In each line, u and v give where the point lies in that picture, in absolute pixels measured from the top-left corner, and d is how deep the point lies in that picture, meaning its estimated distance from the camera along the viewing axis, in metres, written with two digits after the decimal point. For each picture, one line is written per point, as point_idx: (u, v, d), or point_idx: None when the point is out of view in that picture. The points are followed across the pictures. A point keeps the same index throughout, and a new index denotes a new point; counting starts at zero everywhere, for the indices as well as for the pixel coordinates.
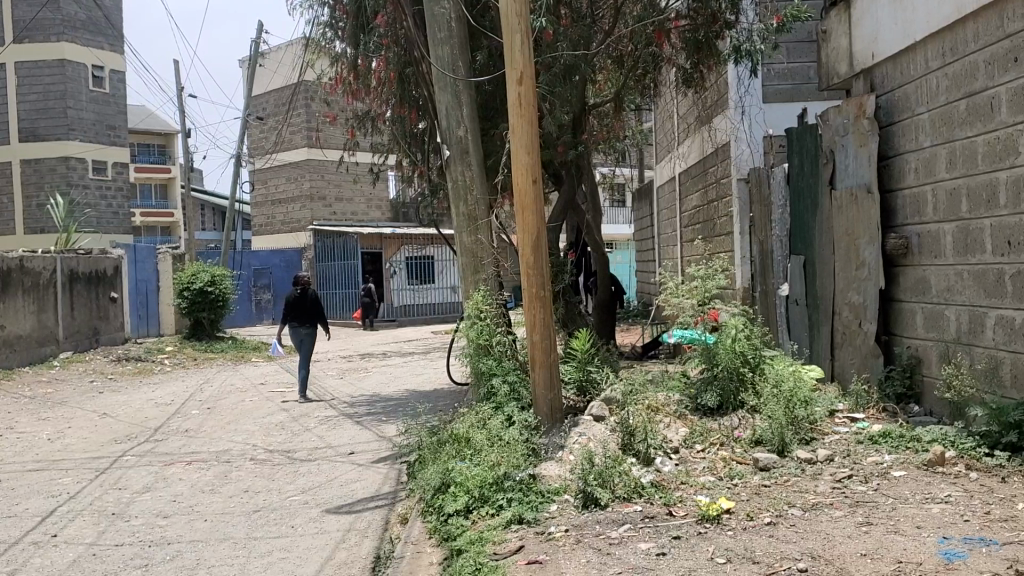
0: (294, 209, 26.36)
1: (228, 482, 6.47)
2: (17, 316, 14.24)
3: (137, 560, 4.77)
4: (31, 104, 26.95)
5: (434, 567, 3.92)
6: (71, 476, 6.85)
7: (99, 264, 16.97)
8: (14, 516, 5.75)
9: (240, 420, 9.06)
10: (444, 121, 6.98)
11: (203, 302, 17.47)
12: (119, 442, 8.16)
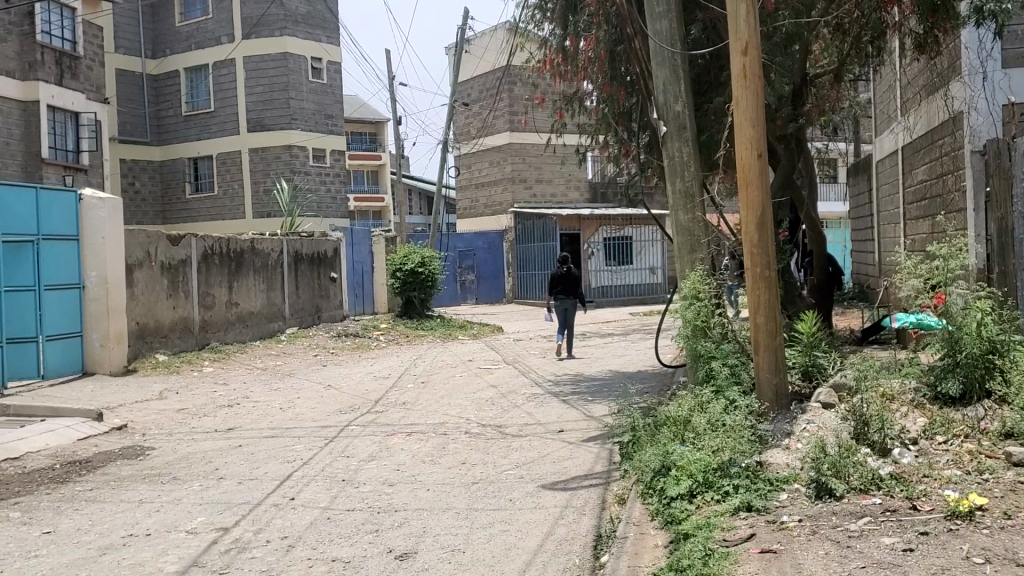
0: (496, 191, 26.98)
1: (446, 453, 6.69)
2: (249, 294, 15.39)
3: (369, 525, 5.01)
4: (259, 96, 29.11)
5: (660, 550, 3.86)
6: (302, 443, 7.31)
7: (320, 246, 18.02)
8: (256, 478, 6.21)
9: (453, 394, 9.36)
10: (661, 97, 6.87)
11: (414, 281, 18.19)
12: (344, 412, 8.62)
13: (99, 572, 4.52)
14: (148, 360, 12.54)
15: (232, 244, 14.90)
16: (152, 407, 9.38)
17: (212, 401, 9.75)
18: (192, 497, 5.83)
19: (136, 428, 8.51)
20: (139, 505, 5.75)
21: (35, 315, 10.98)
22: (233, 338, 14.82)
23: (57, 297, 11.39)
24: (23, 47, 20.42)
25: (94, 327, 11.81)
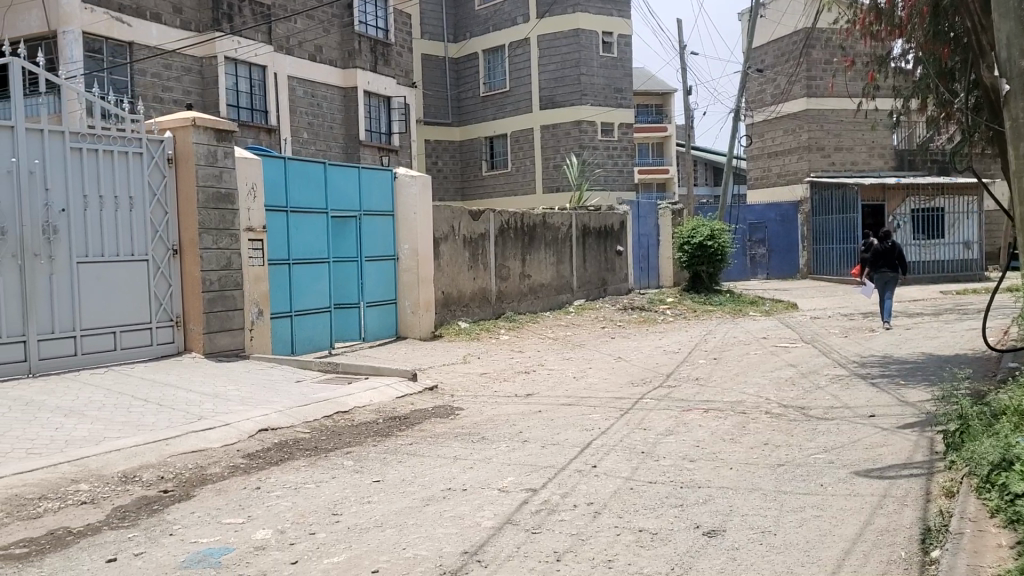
0: (790, 161, 25.96)
1: (746, 433, 6.53)
2: (541, 266, 15.95)
3: (673, 499, 5.01)
4: (552, 73, 29.94)
5: (1004, 551, 3.53)
6: (600, 413, 7.45)
7: (607, 219, 18.26)
8: (558, 444, 6.41)
9: (749, 372, 9.13)
10: (1003, 53, 6.20)
11: (702, 255, 17.97)
12: (637, 384, 8.70)
13: (422, 521, 4.89)
14: (452, 327, 13.35)
15: (526, 218, 15.49)
16: (458, 371, 10.00)
17: (511, 367, 10.21)
18: (501, 458, 6.13)
19: (445, 390, 9.10)
20: (454, 462, 6.14)
21: (358, 283, 12.08)
22: (525, 309, 15.43)
23: (376, 267, 12.45)
24: (344, 37, 22.33)
25: (405, 295, 12.78)
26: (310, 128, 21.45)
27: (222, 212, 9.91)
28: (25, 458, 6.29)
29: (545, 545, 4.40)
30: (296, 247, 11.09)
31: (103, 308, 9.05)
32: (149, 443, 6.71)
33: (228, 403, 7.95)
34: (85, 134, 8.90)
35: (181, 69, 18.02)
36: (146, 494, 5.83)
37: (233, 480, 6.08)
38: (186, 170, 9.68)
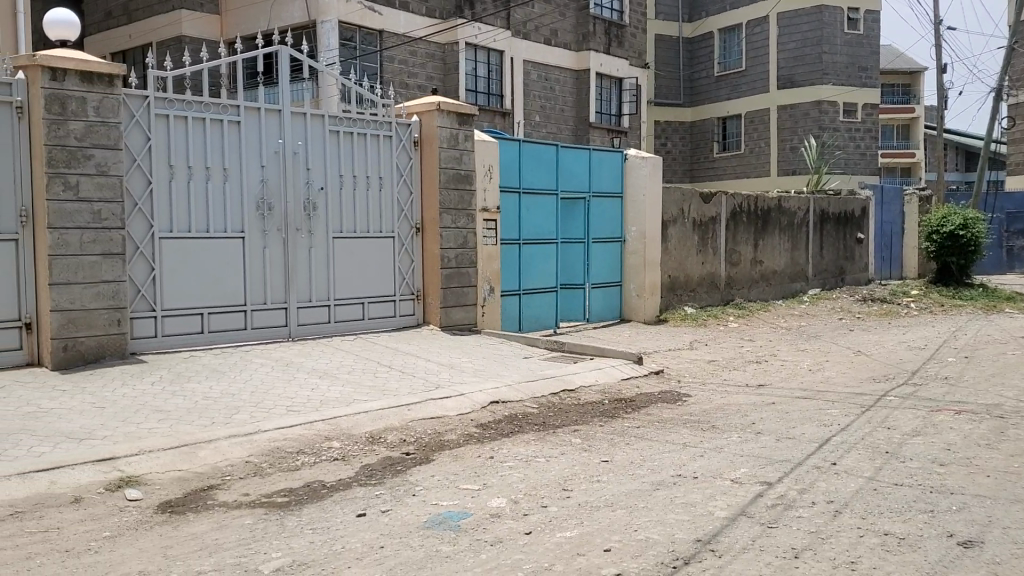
0: None
1: (1005, 439, 6.03)
2: (774, 253, 15.46)
3: (922, 504, 4.71)
4: (791, 52, 28.83)
5: None
6: (838, 408, 7.13)
7: (848, 205, 17.39)
8: (793, 438, 6.21)
9: (1007, 373, 8.41)
10: None
11: (952, 245, 16.78)
12: (879, 380, 8.25)
13: (653, 505, 4.88)
14: (678, 312, 13.22)
15: (760, 202, 15.02)
16: (685, 356, 9.90)
17: (740, 356, 9.97)
18: (733, 447, 6.01)
19: (672, 375, 9.04)
20: (684, 448, 6.08)
21: (585, 265, 12.22)
22: (755, 296, 15.04)
23: (604, 249, 12.54)
24: (580, 20, 22.59)
25: (632, 278, 12.78)
26: (542, 111, 21.86)
27: (461, 193, 10.33)
28: (284, 415, 6.85)
29: (782, 540, 4.27)
30: (527, 228, 11.34)
31: (353, 281, 9.75)
32: (392, 408, 7.12)
33: (463, 374, 8.30)
34: (342, 118, 9.58)
35: (425, 55, 18.84)
36: (389, 455, 6.19)
37: (469, 448, 6.34)
38: (430, 152, 10.18)
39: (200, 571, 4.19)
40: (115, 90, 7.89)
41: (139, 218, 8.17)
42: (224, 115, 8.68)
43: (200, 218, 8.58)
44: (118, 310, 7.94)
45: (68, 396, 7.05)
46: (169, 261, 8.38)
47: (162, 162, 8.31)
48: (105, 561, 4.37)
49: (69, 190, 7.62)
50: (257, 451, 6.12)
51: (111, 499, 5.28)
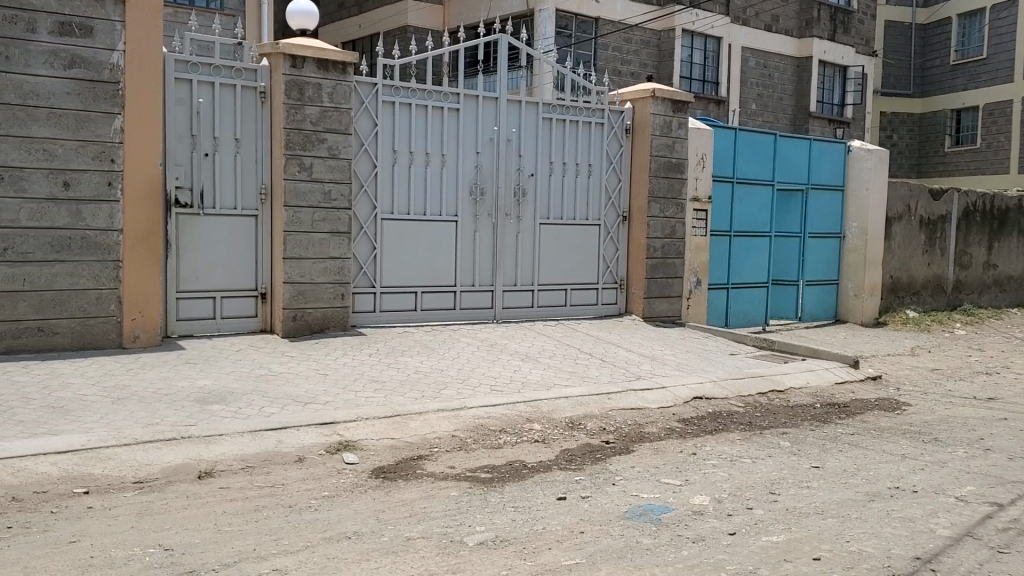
0: None
1: None
2: (1011, 257, 14.29)
3: None
4: None
5: None
6: None
7: None
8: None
9: None
10: None
11: None
12: None
13: (868, 517, 4.63)
14: (899, 315, 12.47)
15: (997, 201, 13.89)
16: (904, 363, 9.32)
17: (968, 366, 9.27)
18: (959, 464, 5.60)
19: (890, 381, 8.54)
20: (903, 460, 5.72)
21: (798, 261, 11.76)
22: (987, 302, 13.97)
23: (820, 245, 12.01)
24: (804, 6, 21.73)
25: (849, 276, 12.18)
26: (759, 100, 21.18)
27: (671, 181, 10.18)
28: (489, 394, 7.03)
29: (1014, 568, 3.94)
30: (739, 220, 11.04)
31: (559, 267, 9.87)
32: (594, 395, 7.15)
33: (665, 366, 8.22)
34: (556, 105, 9.67)
35: (641, 43, 18.71)
36: (590, 442, 6.22)
37: (671, 442, 6.27)
38: (642, 140, 10.09)
39: (409, 537, 4.37)
40: (347, 77, 8.34)
41: (364, 199, 8.62)
42: (445, 102, 8.98)
43: (419, 201, 8.95)
44: (341, 284, 8.42)
45: (295, 362, 7.56)
46: (388, 241, 8.80)
47: (386, 146, 8.72)
48: (324, 519, 4.65)
49: (303, 171, 8.13)
50: (464, 427, 6.31)
51: (330, 461, 5.61)
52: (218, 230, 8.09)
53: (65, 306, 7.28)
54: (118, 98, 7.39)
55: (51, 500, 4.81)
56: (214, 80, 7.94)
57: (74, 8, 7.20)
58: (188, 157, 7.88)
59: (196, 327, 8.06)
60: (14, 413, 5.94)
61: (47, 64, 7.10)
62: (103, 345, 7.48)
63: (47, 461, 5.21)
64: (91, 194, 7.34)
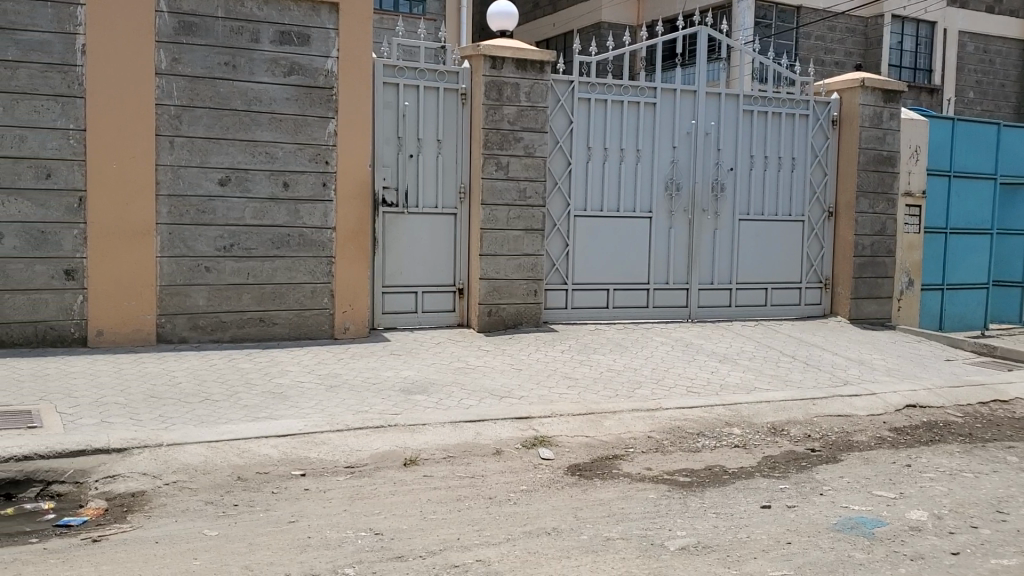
0: None
1: None
2: None
3: None
4: None
5: None
6: None
7: None
8: None
9: None
10: None
11: None
12: None
13: None
14: None
15: None
16: None
17: None
18: None
19: None
20: None
21: None
22: None
23: None
24: None
25: None
26: (977, 87, 19.72)
27: (882, 175, 9.64)
28: (686, 395, 6.90)
29: None
30: (957, 216, 10.30)
31: (759, 265, 9.57)
32: (796, 400, 6.87)
33: (875, 372, 7.78)
34: (757, 97, 9.37)
35: (846, 30, 17.85)
36: (794, 449, 5.98)
37: (882, 452, 5.92)
38: (850, 133, 9.61)
39: (609, 537, 4.35)
40: (545, 76, 8.41)
41: (557, 196, 8.69)
42: (641, 97, 8.90)
43: (613, 198, 8.93)
44: (536, 281, 8.54)
45: (491, 356, 7.72)
46: (582, 238, 8.84)
47: (581, 143, 8.75)
48: (524, 513, 4.70)
49: (501, 170, 8.30)
50: (660, 428, 6.22)
51: (527, 456, 5.67)
52: (420, 227, 8.38)
53: (283, 299, 7.78)
54: (331, 103, 7.79)
55: (271, 481, 5.13)
56: (418, 83, 8.23)
57: (293, 17, 7.64)
58: (394, 158, 8.21)
59: (399, 321, 8.40)
60: (239, 397, 6.38)
61: (268, 71, 7.58)
62: (315, 336, 7.94)
63: (268, 443, 5.57)
64: (307, 193, 7.79)
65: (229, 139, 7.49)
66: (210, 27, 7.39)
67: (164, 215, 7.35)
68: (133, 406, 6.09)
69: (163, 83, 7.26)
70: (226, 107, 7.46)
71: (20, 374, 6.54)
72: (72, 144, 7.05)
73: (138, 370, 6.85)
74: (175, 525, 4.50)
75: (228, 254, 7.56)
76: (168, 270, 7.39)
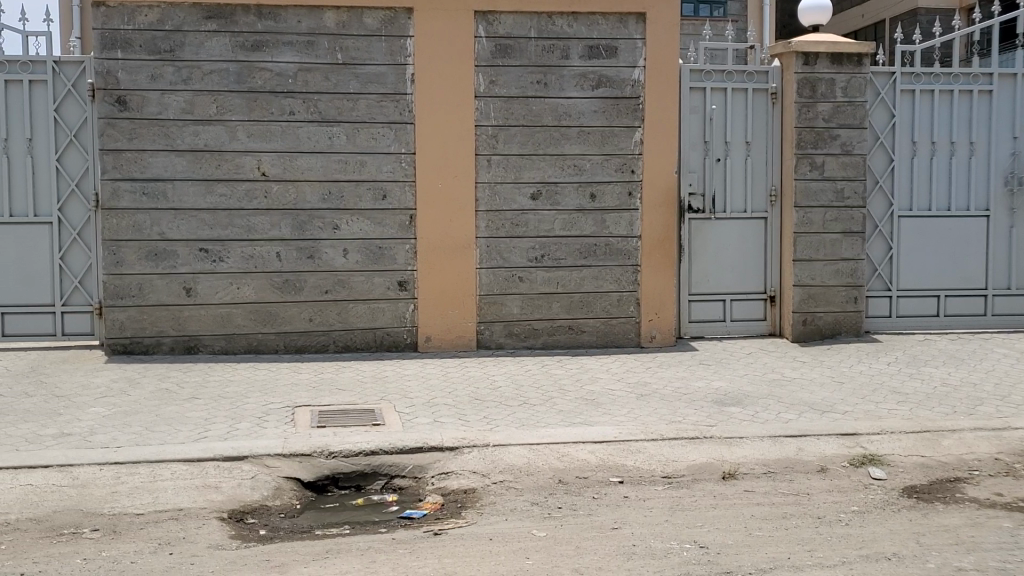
0: None
1: None
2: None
3: None
4: None
5: None
6: None
7: None
8: None
9: None
10: None
11: None
12: None
13: None
14: None
15: None
16: None
17: None
18: None
19: None
20: None
21: None
22: None
23: None
24: None
25: None
26: None
27: None
28: None
29: None
30: None
31: None
32: None
33: None
34: None
35: None
36: None
37: None
38: None
39: (960, 568, 3.97)
40: (863, 69, 7.92)
41: (880, 196, 8.17)
42: (974, 85, 8.15)
43: (941, 196, 8.24)
44: (855, 287, 8.08)
45: (808, 368, 7.38)
46: (907, 240, 8.23)
47: (906, 138, 8.15)
48: (860, 536, 4.41)
49: (815, 170, 7.93)
50: (1009, 450, 5.61)
51: (856, 474, 5.33)
52: (729, 233, 8.21)
53: (592, 307, 7.93)
54: (638, 112, 7.84)
55: (592, 486, 5.21)
56: (726, 86, 8.08)
57: (601, 31, 7.78)
58: (700, 163, 8.12)
59: (707, 329, 8.27)
60: (555, 402, 6.57)
61: (578, 86, 7.77)
62: (624, 344, 8.03)
63: (586, 449, 5.69)
64: (615, 203, 7.89)
65: (542, 154, 7.77)
66: (524, 48, 7.70)
67: (482, 228, 7.75)
68: (460, 407, 6.46)
69: (481, 104, 7.67)
70: (539, 123, 7.75)
71: (362, 376, 7.17)
72: (404, 167, 7.63)
73: (463, 374, 7.26)
74: (506, 523, 4.70)
75: (540, 264, 7.84)
76: (486, 280, 7.79)
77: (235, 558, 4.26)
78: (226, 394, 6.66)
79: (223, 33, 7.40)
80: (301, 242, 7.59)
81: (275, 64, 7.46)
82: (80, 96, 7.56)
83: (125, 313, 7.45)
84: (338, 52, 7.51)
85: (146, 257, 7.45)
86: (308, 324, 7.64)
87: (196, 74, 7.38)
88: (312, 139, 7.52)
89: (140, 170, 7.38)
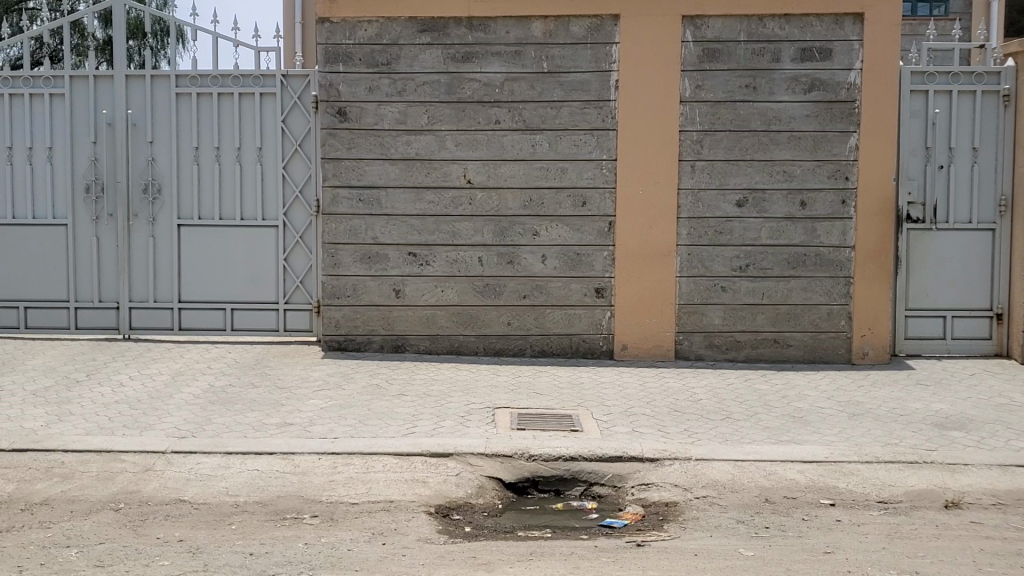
0: None
1: None
2: None
3: None
4: None
5: None
6: None
7: None
8: None
9: None
10: None
11: None
12: None
13: None
14: None
15: None
16: None
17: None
18: None
19: None
20: None
21: None
22: None
23: None
24: None
25: None
26: None
27: None
28: None
29: None
30: None
31: None
32: None
33: None
34: None
35: None
36: None
37: None
38: None
39: None
40: None
41: None
42: None
43: None
44: None
45: None
46: None
47: None
48: None
49: None
50: None
51: None
52: (952, 245, 7.71)
53: (798, 320, 7.65)
54: (853, 117, 7.49)
55: (801, 507, 5.00)
56: (951, 88, 7.60)
57: (816, 33, 7.49)
58: (921, 170, 7.67)
59: (924, 346, 7.79)
60: (759, 419, 6.37)
61: (789, 90, 7.52)
62: (832, 359, 7.68)
63: (795, 468, 5.48)
64: (826, 211, 7.57)
65: (748, 159, 7.56)
66: (732, 52, 7.53)
67: (684, 236, 7.64)
68: (660, 418, 6.38)
69: (687, 109, 7.56)
70: (747, 128, 7.55)
71: (560, 381, 7.22)
72: (605, 173, 7.63)
73: (662, 385, 7.16)
74: (711, 539, 4.58)
75: (744, 274, 7.64)
76: (687, 289, 7.67)
77: (444, 553, 4.38)
78: (431, 393, 6.89)
79: (436, 45, 7.67)
80: (503, 248, 7.75)
81: (483, 74, 7.65)
82: (305, 107, 8.05)
83: (340, 312, 7.85)
84: (545, 61, 7.62)
85: (360, 260, 7.82)
86: (508, 328, 7.79)
87: (410, 86, 7.69)
88: (517, 147, 7.66)
89: (357, 177, 7.75)
